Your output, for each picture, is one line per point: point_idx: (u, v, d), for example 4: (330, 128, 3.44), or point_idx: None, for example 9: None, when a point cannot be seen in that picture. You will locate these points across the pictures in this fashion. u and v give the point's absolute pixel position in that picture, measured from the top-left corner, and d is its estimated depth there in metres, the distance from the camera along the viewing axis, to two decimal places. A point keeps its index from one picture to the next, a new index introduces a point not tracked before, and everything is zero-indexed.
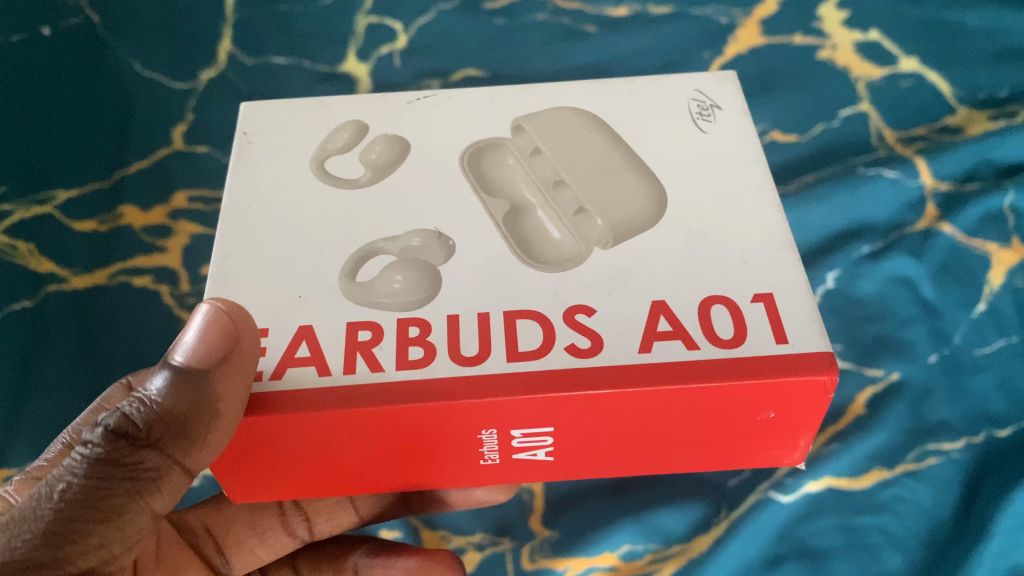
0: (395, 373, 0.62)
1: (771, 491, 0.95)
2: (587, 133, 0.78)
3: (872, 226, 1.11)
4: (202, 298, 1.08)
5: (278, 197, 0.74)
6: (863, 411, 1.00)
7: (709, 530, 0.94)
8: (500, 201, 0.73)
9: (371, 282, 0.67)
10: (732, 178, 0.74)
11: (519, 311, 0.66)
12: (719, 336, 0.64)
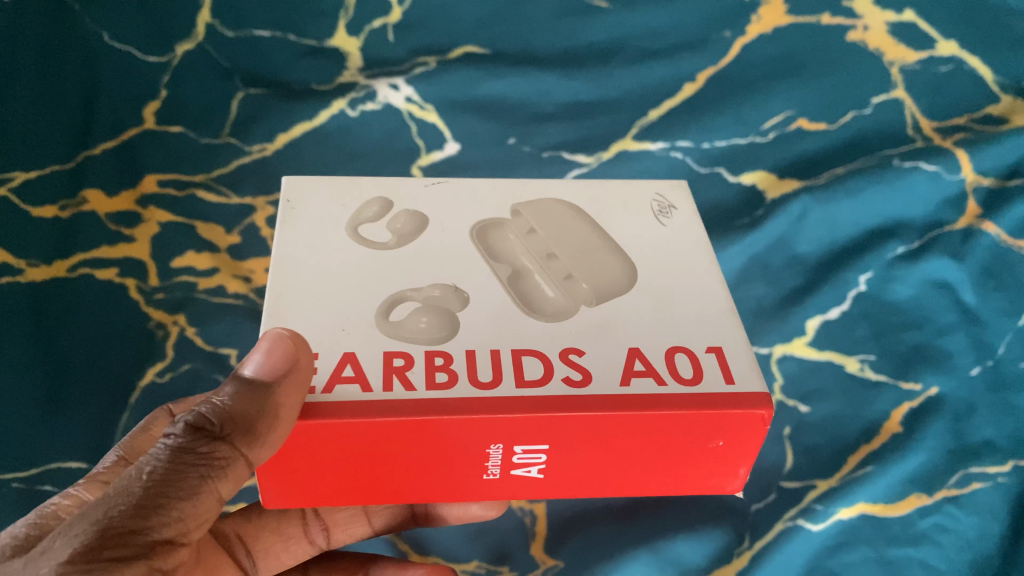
0: (425, 392, 0.57)
1: (798, 518, 0.86)
2: (570, 216, 0.74)
3: (908, 225, 1.02)
4: (174, 293, 1.00)
5: (310, 244, 0.68)
6: (899, 429, 0.90)
7: (731, 562, 0.85)
8: (498, 268, 0.67)
9: (400, 322, 0.61)
10: (677, 262, 0.70)
11: (522, 348, 0.61)
12: (674, 377, 0.60)
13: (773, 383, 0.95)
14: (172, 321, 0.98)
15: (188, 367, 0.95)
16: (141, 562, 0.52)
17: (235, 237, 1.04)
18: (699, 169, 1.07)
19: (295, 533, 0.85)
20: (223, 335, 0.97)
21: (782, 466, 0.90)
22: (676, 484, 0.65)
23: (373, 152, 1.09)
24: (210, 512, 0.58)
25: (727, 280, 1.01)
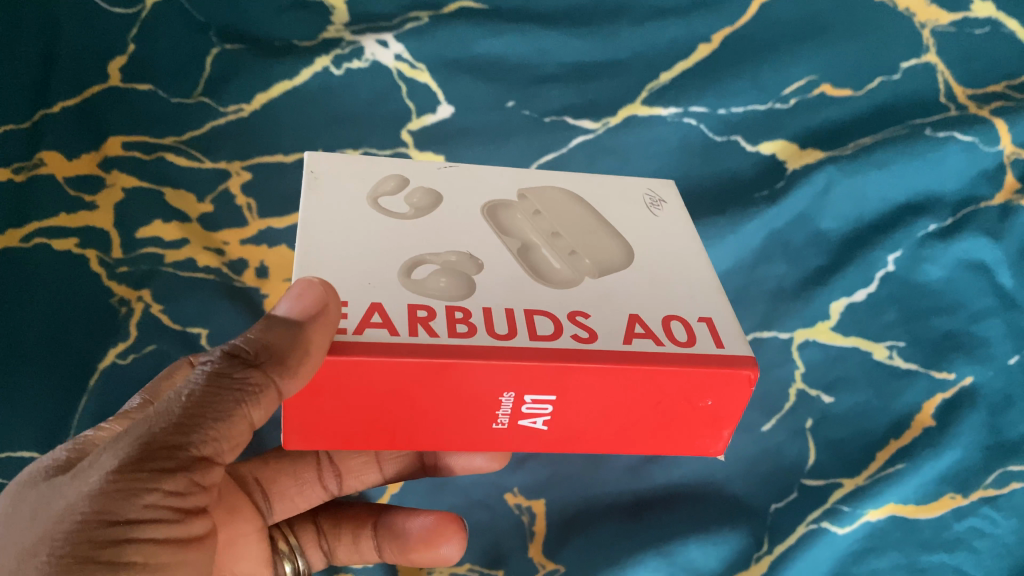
0: (447, 339, 0.50)
1: (823, 520, 0.79)
2: (566, 199, 0.67)
3: (940, 200, 0.93)
4: (139, 267, 0.91)
5: (323, 216, 0.60)
6: (932, 422, 0.83)
7: (750, 568, 0.78)
8: (504, 242, 0.59)
9: (421, 282, 0.55)
10: (670, 248, 0.62)
11: (535, 307, 0.54)
12: (663, 339, 0.53)
13: (794, 371, 0.88)
14: (136, 296, 0.89)
15: (152, 347, 0.87)
16: (181, 476, 0.50)
17: (208, 206, 0.95)
18: (714, 138, 0.98)
19: (309, 481, 0.79)
20: (191, 314, 0.89)
21: (804, 463, 0.83)
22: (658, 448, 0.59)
23: (363, 113, 0.99)
24: (252, 431, 0.54)
25: (745, 259, 0.92)
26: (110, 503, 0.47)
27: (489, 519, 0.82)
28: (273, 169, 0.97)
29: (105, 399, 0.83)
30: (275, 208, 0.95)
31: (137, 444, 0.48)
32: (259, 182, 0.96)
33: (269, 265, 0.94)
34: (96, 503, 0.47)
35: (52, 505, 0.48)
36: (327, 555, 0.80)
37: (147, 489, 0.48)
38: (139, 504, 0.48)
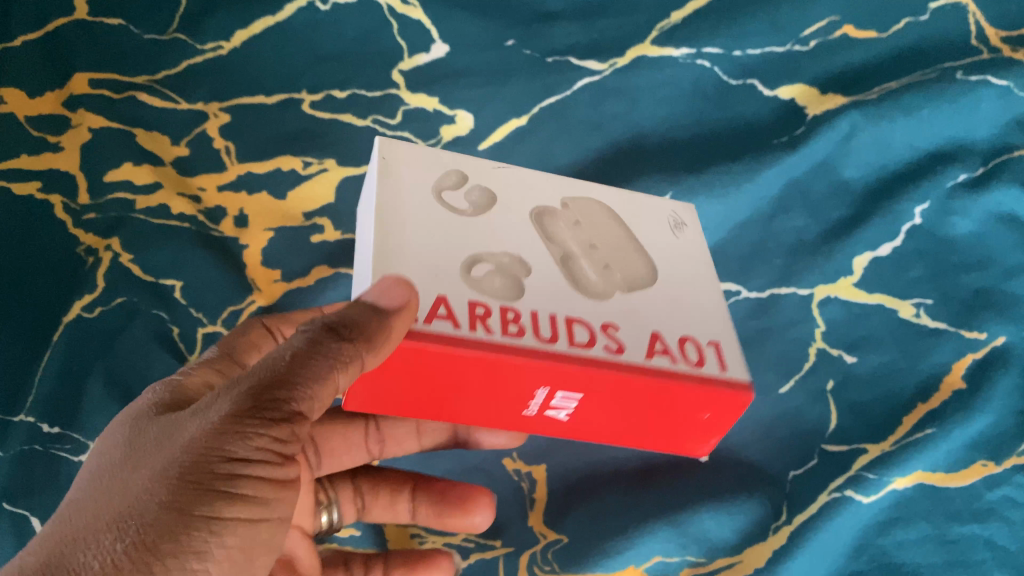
0: (498, 337, 0.50)
1: (846, 488, 0.73)
2: (594, 199, 0.64)
3: (971, 149, 0.86)
4: (108, 213, 0.84)
5: (389, 207, 0.56)
6: (962, 384, 0.76)
7: (767, 539, 0.72)
8: (547, 249, 0.57)
9: (478, 281, 0.53)
10: (691, 272, 0.60)
11: (576, 316, 0.53)
12: (680, 358, 0.53)
13: (814, 330, 0.81)
14: (104, 246, 0.82)
15: (121, 300, 0.80)
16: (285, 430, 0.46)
17: (183, 149, 0.87)
18: (728, 81, 0.90)
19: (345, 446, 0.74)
20: (164, 264, 0.82)
21: (824, 428, 0.77)
22: (651, 442, 0.59)
23: (350, 52, 0.92)
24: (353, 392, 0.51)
25: (761, 211, 0.86)
26: (219, 444, 0.44)
27: (489, 486, 0.78)
28: (251, 111, 0.89)
29: (70, 355, 0.77)
30: (254, 152, 0.88)
31: (245, 392, 0.46)
32: (239, 125, 0.89)
33: (249, 214, 0.86)
34: (206, 441, 0.45)
35: (170, 441, 0.47)
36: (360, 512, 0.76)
37: (255, 436, 0.45)
38: (247, 448, 0.45)
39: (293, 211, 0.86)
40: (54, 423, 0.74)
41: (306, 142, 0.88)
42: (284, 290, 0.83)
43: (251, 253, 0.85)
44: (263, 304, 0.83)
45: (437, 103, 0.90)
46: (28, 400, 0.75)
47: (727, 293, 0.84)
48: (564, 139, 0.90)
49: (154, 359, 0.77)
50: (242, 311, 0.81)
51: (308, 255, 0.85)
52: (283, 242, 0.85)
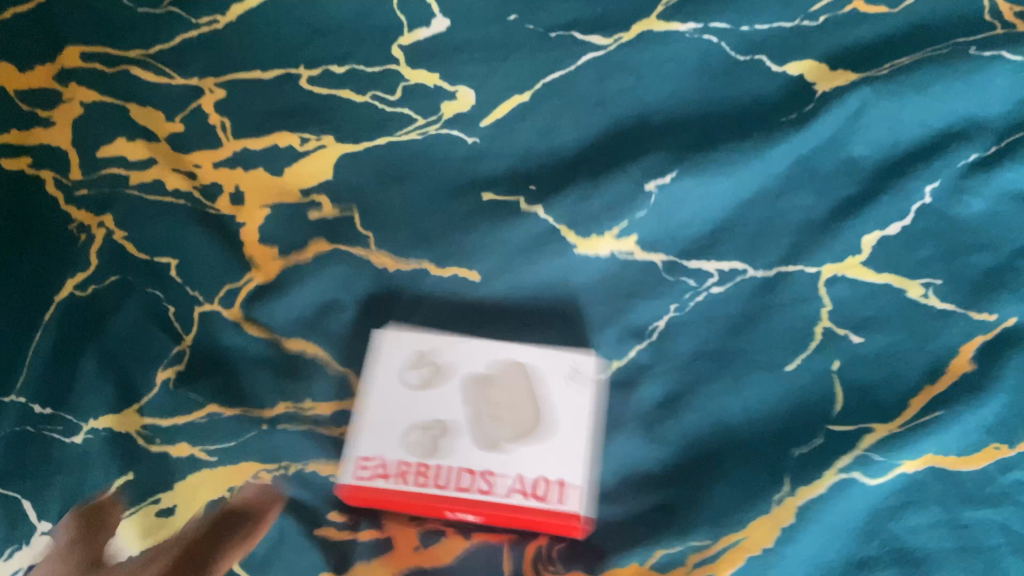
0: (412, 489, 0.67)
1: (853, 469, 0.69)
2: (514, 354, 0.73)
3: (984, 126, 0.84)
4: (98, 188, 0.82)
5: (369, 397, 0.71)
6: (970, 367, 0.74)
7: (774, 515, 0.68)
8: (464, 411, 0.70)
9: (410, 440, 0.69)
10: (576, 440, 0.69)
11: (461, 476, 0.67)
12: (536, 495, 0.66)
13: (821, 309, 0.78)
14: (97, 223, 0.80)
15: (114, 278, 0.78)
16: None
17: (177, 125, 0.86)
18: (736, 57, 0.89)
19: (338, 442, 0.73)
20: (159, 242, 0.80)
21: (830, 407, 0.74)
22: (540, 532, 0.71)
23: (352, 26, 0.90)
24: None
25: (767, 189, 0.83)
26: None
27: None
28: (248, 87, 0.88)
29: (62, 334, 0.75)
30: (251, 128, 0.86)
31: None
32: (235, 101, 0.87)
33: (244, 190, 0.84)
34: None
35: None
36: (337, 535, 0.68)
37: None
38: None
39: (289, 187, 0.84)
40: (45, 403, 0.72)
41: (304, 118, 0.86)
42: (281, 267, 0.80)
43: (248, 230, 0.82)
44: (260, 281, 0.80)
45: (438, 79, 0.88)
46: (18, 381, 0.73)
47: (733, 271, 0.81)
48: (568, 114, 0.87)
49: (148, 337, 0.76)
50: (239, 289, 0.79)
51: (303, 232, 0.82)
52: (280, 218, 0.83)
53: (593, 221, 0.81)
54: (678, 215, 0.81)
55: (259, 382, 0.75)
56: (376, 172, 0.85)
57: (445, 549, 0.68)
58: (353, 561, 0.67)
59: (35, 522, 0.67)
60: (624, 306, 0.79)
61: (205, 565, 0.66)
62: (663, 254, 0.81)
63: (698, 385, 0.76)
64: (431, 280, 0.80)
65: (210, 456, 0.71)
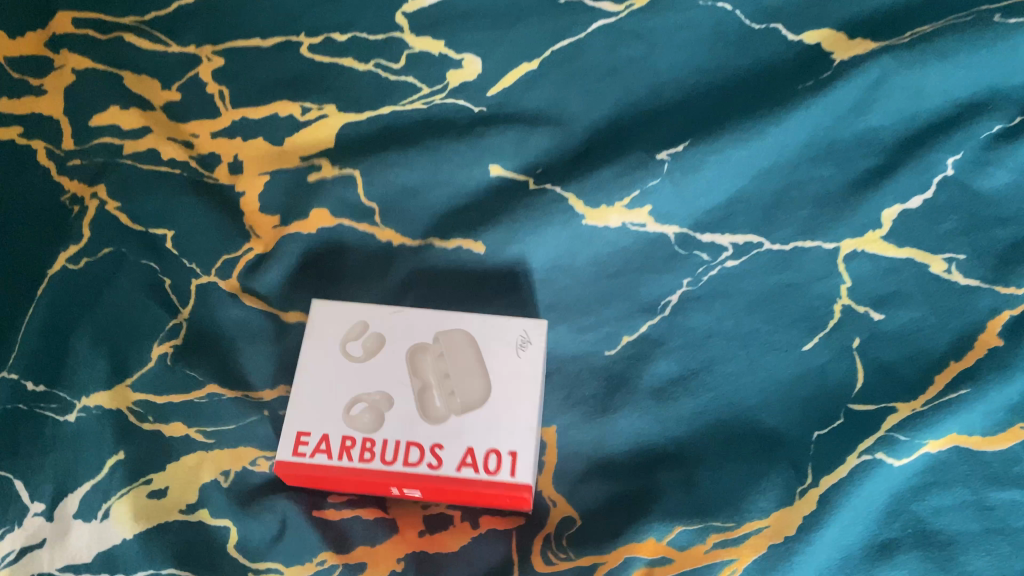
0: (356, 463, 0.65)
1: (877, 450, 0.67)
2: (459, 324, 0.71)
3: (1008, 96, 0.81)
4: (92, 158, 0.79)
5: (307, 374, 0.69)
6: (999, 342, 0.71)
7: (795, 506, 0.66)
8: (408, 382, 0.68)
9: (354, 417, 0.67)
10: (522, 409, 0.67)
11: (408, 447, 0.65)
12: (483, 467, 0.64)
13: (840, 285, 0.76)
14: (91, 194, 0.77)
15: (108, 250, 0.75)
16: None
17: (174, 94, 0.83)
18: (750, 25, 0.85)
19: None
20: (153, 214, 0.77)
21: (850, 387, 0.72)
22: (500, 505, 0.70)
23: None
24: None
25: (786, 160, 0.80)
26: None
27: None
28: (246, 55, 0.85)
29: (53, 308, 0.73)
30: (250, 97, 0.83)
31: None
32: (232, 69, 0.84)
33: (244, 160, 0.81)
34: None
35: None
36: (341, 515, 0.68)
37: None
38: None
39: (289, 156, 0.81)
40: (38, 380, 0.70)
41: (305, 87, 0.84)
42: (280, 236, 0.78)
43: (248, 199, 0.79)
44: (260, 252, 0.77)
45: (443, 46, 0.85)
46: (8, 356, 0.71)
47: (750, 245, 0.78)
48: (577, 85, 0.83)
49: (143, 312, 0.73)
50: (237, 259, 0.77)
51: (308, 199, 0.78)
52: (279, 187, 0.80)
53: (601, 189, 0.77)
54: (692, 183, 0.78)
55: (259, 359, 0.73)
56: (378, 141, 0.82)
57: (446, 535, 0.68)
58: (354, 543, 0.67)
59: (28, 503, 0.65)
60: (632, 281, 0.77)
61: (202, 553, 0.65)
62: (676, 227, 0.78)
63: (714, 363, 0.74)
64: (434, 251, 0.77)
65: (207, 438, 0.69)
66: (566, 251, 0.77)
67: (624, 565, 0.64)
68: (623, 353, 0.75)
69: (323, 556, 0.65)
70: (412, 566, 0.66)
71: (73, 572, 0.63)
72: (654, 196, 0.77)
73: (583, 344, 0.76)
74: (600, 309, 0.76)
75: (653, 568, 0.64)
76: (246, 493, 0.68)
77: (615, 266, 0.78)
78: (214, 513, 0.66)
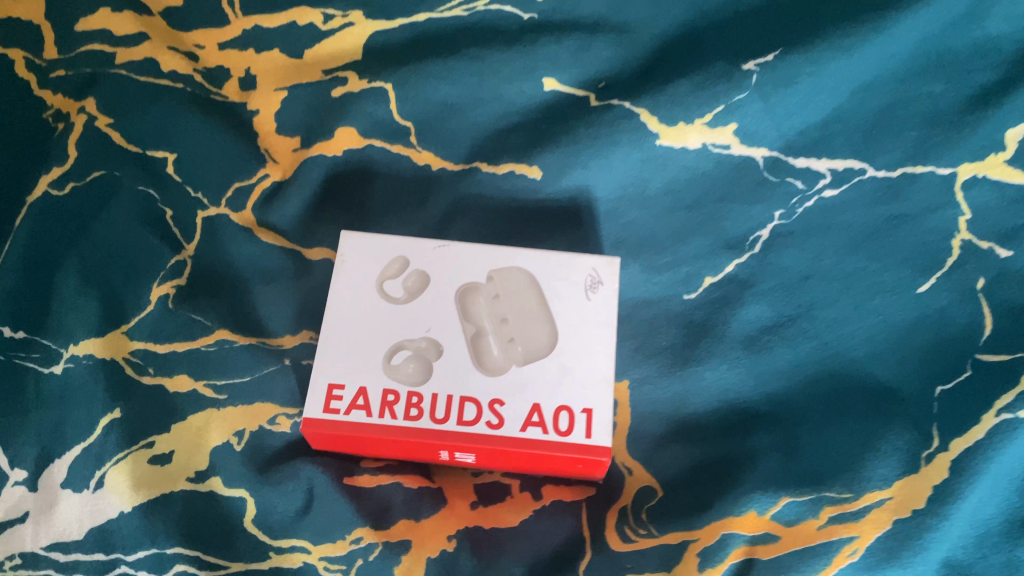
0: (401, 422, 0.55)
1: (1020, 408, 0.55)
2: (516, 259, 0.60)
3: None
4: (79, 69, 0.68)
5: (338, 314, 0.58)
6: None
7: (922, 473, 0.54)
8: (459, 326, 0.57)
9: (394, 366, 0.56)
10: (595, 360, 0.57)
11: (463, 404, 0.55)
12: (553, 428, 0.55)
13: (958, 218, 0.63)
14: (77, 109, 0.66)
15: (99, 174, 0.64)
16: None
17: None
18: None
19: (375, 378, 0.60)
20: (151, 132, 0.66)
21: (977, 333, 0.60)
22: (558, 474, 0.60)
23: None
24: None
25: (891, 71, 0.67)
26: None
27: None
28: None
29: (33, 240, 0.61)
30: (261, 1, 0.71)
31: None
32: None
33: (256, 75, 0.70)
34: None
35: None
36: (372, 481, 0.57)
37: None
38: None
39: (309, 70, 0.70)
40: (18, 326, 0.59)
41: None
42: (302, 159, 0.66)
43: (262, 119, 0.68)
44: (277, 179, 0.66)
45: None
46: None
47: (849, 172, 0.66)
48: None
49: (141, 247, 0.62)
50: (251, 188, 0.66)
51: (333, 115, 0.67)
52: (298, 102, 0.68)
53: (678, 104, 0.66)
54: (783, 99, 0.66)
55: (279, 302, 0.62)
56: (411, 53, 0.70)
57: (504, 509, 0.57)
58: (394, 516, 0.56)
59: (7, 471, 0.55)
60: (715, 213, 0.66)
61: (212, 530, 0.54)
62: (765, 149, 0.67)
63: (814, 307, 0.62)
64: (480, 178, 0.67)
65: (218, 394, 0.58)
66: (636, 177, 0.66)
67: (724, 540, 0.53)
68: (706, 297, 0.64)
69: (359, 533, 0.55)
70: (465, 545, 0.55)
71: (61, 551, 0.53)
72: (740, 113, 0.66)
73: (656, 287, 0.65)
74: (676, 245, 0.65)
75: (754, 547, 0.54)
76: (266, 459, 0.57)
77: (692, 197, 0.66)
78: (228, 481, 0.56)
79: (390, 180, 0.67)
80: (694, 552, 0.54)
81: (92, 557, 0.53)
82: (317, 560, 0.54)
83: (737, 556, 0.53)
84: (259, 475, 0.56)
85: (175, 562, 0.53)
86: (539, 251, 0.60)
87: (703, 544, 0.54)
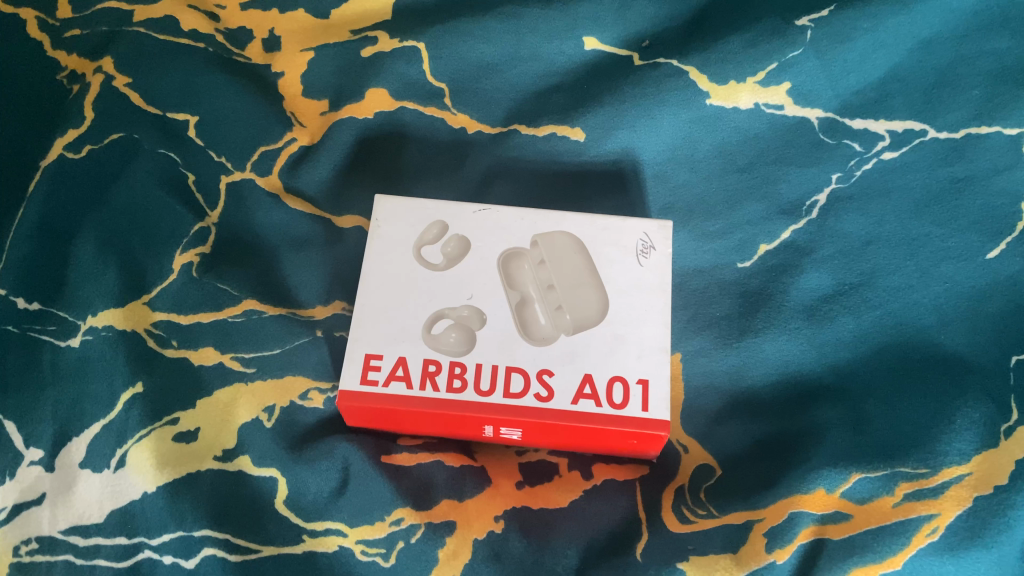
0: (443, 394, 0.51)
1: None
2: (562, 223, 0.56)
3: None
4: (96, 28, 0.64)
5: (373, 280, 0.54)
6: None
7: (1002, 448, 0.50)
8: (504, 293, 0.54)
9: (435, 336, 0.52)
10: (648, 327, 0.53)
11: (509, 375, 0.51)
12: (606, 400, 0.51)
13: None
14: (93, 69, 0.63)
15: (116, 136, 0.60)
16: None
17: None
18: None
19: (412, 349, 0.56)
20: (172, 93, 0.62)
21: None
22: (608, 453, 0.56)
23: None
24: None
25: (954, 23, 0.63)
26: None
27: None
28: None
29: (48, 206, 0.58)
30: None
31: None
32: None
33: (281, 36, 0.66)
34: None
35: None
36: (411, 459, 0.54)
37: None
38: None
39: (337, 31, 0.66)
40: (33, 297, 0.55)
41: None
42: (331, 122, 0.63)
43: (287, 82, 0.65)
44: (305, 143, 0.63)
45: None
46: None
47: (910, 133, 0.61)
48: None
49: (163, 213, 0.58)
50: (278, 152, 0.62)
51: (363, 76, 0.64)
52: (327, 63, 0.65)
53: (729, 63, 0.63)
54: (840, 56, 0.63)
55: (310, 271, 0.59)
56: (445, 12, 0.66)
57: (553, 490, 0.53)
58: (436, 496, 0.52)
59: (22, 450, 0.51)
60: (769, 176, 0.62)
61: (241, 510, 0.51)
62: (821, 111, 0.63)
63: (877, 275, 0.58)
64: (520, 141, 0.63)
65: (247, 367, 0.55)
66: (684, 139, 0.63)
67: (792, 519, 0.50)
68: (762, 265, 0.60)
69: (399, 514, 0.51)
70: (513, 526, 0.52)
71: (80, 535, 0.49)
72: (794, 71, 0.63)
73: (708, 254, 0.61)
74: (728, 210, 0.62)
75: (825, 527, 0.50)
76: (298, 436, 0.54)
77: (744, 159, 0.63)
78: (257, 460, 0.52)
79: (423, 145, 0.64)
80: (760, 532, 0.50)
81: (114, 541, 0.49)
82: (354, 544, 0.50)
83: (806, 536, 0.50)
84: (291, 452, 0.53)
85: (203, 545, 0.49)
86: (586, 215, 0.57)
87: (768, 523, 0.50)
